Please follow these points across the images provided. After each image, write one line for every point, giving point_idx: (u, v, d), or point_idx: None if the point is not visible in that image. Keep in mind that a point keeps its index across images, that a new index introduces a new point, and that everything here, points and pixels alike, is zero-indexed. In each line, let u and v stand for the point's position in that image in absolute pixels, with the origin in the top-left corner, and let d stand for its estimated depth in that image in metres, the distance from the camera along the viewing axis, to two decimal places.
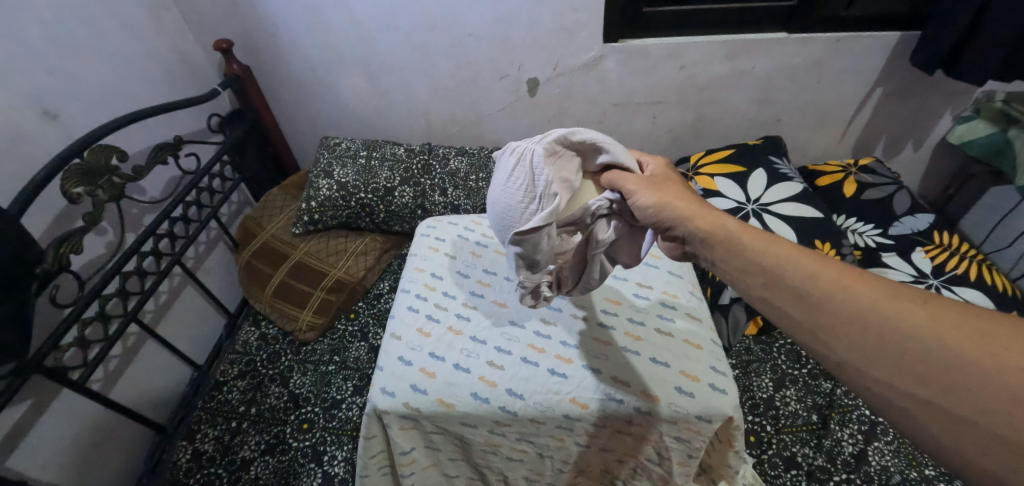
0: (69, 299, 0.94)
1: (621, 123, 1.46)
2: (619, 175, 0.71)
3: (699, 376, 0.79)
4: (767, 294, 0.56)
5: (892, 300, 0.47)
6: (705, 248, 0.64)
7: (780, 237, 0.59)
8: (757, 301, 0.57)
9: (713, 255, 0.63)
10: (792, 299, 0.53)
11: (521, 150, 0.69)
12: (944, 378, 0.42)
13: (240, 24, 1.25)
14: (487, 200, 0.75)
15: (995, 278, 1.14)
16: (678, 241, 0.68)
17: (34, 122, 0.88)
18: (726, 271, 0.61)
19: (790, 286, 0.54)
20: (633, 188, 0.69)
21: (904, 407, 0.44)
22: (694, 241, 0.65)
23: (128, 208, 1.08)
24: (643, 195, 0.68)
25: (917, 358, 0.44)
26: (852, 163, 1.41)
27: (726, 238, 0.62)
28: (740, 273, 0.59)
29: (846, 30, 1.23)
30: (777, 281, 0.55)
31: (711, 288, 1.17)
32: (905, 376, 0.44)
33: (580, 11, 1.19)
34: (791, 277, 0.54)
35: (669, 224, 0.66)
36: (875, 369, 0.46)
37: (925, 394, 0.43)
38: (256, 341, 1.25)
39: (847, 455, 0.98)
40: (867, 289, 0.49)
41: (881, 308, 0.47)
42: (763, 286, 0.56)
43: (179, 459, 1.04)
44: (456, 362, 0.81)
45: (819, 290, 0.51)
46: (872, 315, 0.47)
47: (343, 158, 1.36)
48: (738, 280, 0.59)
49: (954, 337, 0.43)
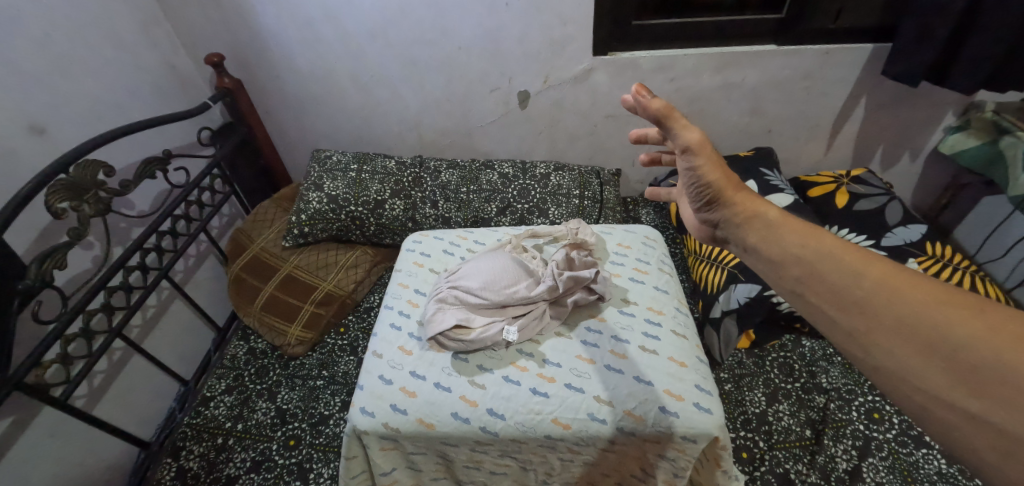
0: (52, 314, 0.94)
1: (611, 135, 1.45)
2: (689, 131, 0.60)
3: (683, 395, 0.77)
4: (800, 288, 0.53)
5: (946, 307, 0.43)
6: (738, 235, 0.61)
7: (821, 229, 0.55)
8: (790, 294, 0.54)
9: (746, 241, 0.60)
10: (829, 297, 0.50)
11: (449, 285, 0.91)
12: (1000, 393, 0.38)
13: (232, 38, 1.26)
14: (463, 292, 0.88)
15: (987, 289, 1.14)
16: (708, 219, 0.66)
17: (18, 138, 0.87)
18: (756, 260, 0.59)
19: (829, 282, 0.50)
20: (695, 154, 0.60)
21: (948, 421, 0.41)
22: (727, 227, 0.62)
23: (116, 222, 1.08)
24: (702, 165, 0.61)
25: (968, 370, 0.40)
26: (844, 174, 1.44)
27: (761, 228, 0.59)
28: (773, 265, 0.56)
29: (834, 42, 1.24)
30: (817, 277, 0.51)
31: (703, 301, 1.19)
32: (953, 386, 0.41)
33: (569, 25, 1.20)
34: (828, 272, 0.50)
35: (710, 201, 0.63)
36: (920, 378, 0.42)
37: (975, 407, 0.40)
38: (244, 356, 1.24)
39: (841, 472, 0.96)
40: (917, 293, 0.45)
41: (930, 313, 0.43)
42: (796, 278, 0.53)
43: (163, 477, 1.03)
44: (436, 381, 0.80)
45: (859, 290, 0.48)
46: (921, 322, 0.43)
47: (333, 171, 1.36)
48: (769, 271, 0.57)
49: (1013, 351, 0.39)
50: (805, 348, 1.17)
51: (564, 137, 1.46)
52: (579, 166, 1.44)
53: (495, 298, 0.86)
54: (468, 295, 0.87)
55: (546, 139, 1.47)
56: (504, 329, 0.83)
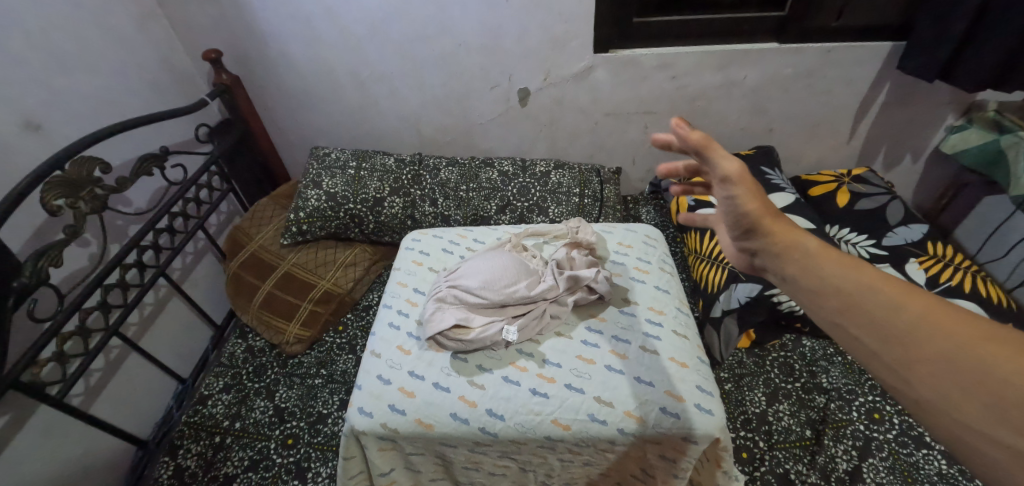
0: (48, 313, 0.93)
1: (612, 133, 1.44)
2: (727, 160, 0.52)
3: (684, 396, 0.77)
4: (835, 319, 0.46)
5: (1001, 347, 0.37)
6: (775, 266, 0.53)
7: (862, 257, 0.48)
8: (823, 324, 0.47)
9: (784, 275, 0.52)
10: (867, 328, 0.43)
11: (448, 284, 0.90)
12: None
13: (229, 33, 1.25)
14: (462, 291, 0.87)
15: (989, 289, 1.13)
16: (740, 249, 0.57)
17: (14, 134, 0.86)
18: (791, 293, 0.51)
19: (866, 312, 0.44)
20: (734, 185, 0.53)
21: (1005, 471, 0.35)
22: (763, 257, 0.54)
23: (112, 219, 1.07)
24: (740, 196, 0.54)
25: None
26: (845, 173, 1.43)
27: (797, 256, 0.51)
28: (805, 294, 0.49)
29: (837, 40, 1.23)
30: (856, 307, 0.44)
31: (704, 300, 1.19)
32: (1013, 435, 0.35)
33: (570, 22, 1.19)
34: (865, 301, 0.44)
35: (746, 233, 0.55)
36: (971, 420, 0.37)
37: None
38: (242, 354, 1.23)
39: (841, 472, 0.96)
40: (966, 329, 0.39)
41: (982, 352, 0.37)
42: (835, 310, 0.46)
43: (160, 475, 1.02)
44: (435, 381, 0.79)
45: (901, 322, 0.42)
46: (971, 361, 0.38)
47: (332, 169, 1.35)
48: (801, 299, 0.50)
49: None
50: (805, 348, 1.17)
51: (565, 134, 1.45)
52: (579, 165, 1.43)
53: (495, 297, 0.85)
54: (468, 294, 0.86)
55: (546, 136, 1.46)
56: (504, 329, 0.82)
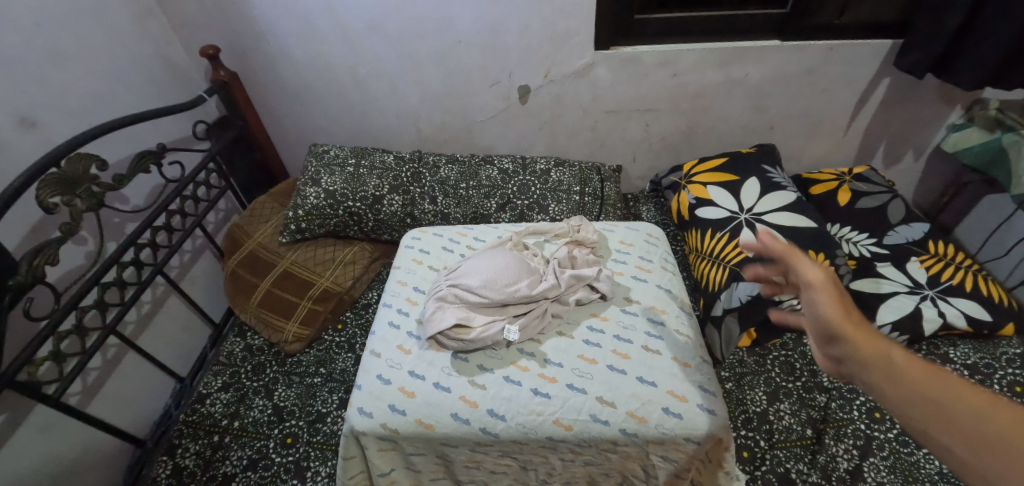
0: (44, 311, 0.92)
1: (612, 130, 1.43)
2: (810, 269, 0.59)
3: (686, 396, 0.77)
4: (923, 426, 0.45)
5: None
6: (858, 372, 0.52)
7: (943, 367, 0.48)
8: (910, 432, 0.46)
9: (869, 382, 0.51)
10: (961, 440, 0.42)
11: (449, 283, 0.89)
12: None
13: (227, 29, 1.24)
14: (463, 290, 0.87)
15: (990, 288, 1.14)
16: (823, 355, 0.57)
17: (9, 130, 0.85)
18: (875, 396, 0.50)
19: (959, 424, 0.43)
20: (818, 291, 0.58)
21: None
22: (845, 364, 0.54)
23: (109, 217, 1.06)
24: (823, 302, 0.57)
25: None
26: (846, 171, 1.42)
27: (876, 358, 0.51)
28: (888, 398, 0.48)
29: (839, 38, 1.23)
30: (948, 417, 0.44)
31: (704, 299, 1.18)
32: None
33: (571, 18, 1.18)
34: (953, 411, 0.44)
35: (828, 339, 0.56)
36: None
37: None
38: (241, 353, 1.23)
39: (842, 471, 0.96)
40: None
41: None
42: (929, 421, 0.44)
43: (159, 474, 1.01)
44: (436, 381, 0.79)
45: (995, 435, 0.41)
46: None
47: (331, 166, 1.34)
48: (884, 401, 0.49)
49: None
50: (806, 347, 1.16)
51: (565, 132, 1.44)
52: (579, 163, 1.42)
53: (495, 296, 0.84)
54: (469, 294, 0.86)
55: (546, 134, 1.46)
56: (504, 329, 0.81)
